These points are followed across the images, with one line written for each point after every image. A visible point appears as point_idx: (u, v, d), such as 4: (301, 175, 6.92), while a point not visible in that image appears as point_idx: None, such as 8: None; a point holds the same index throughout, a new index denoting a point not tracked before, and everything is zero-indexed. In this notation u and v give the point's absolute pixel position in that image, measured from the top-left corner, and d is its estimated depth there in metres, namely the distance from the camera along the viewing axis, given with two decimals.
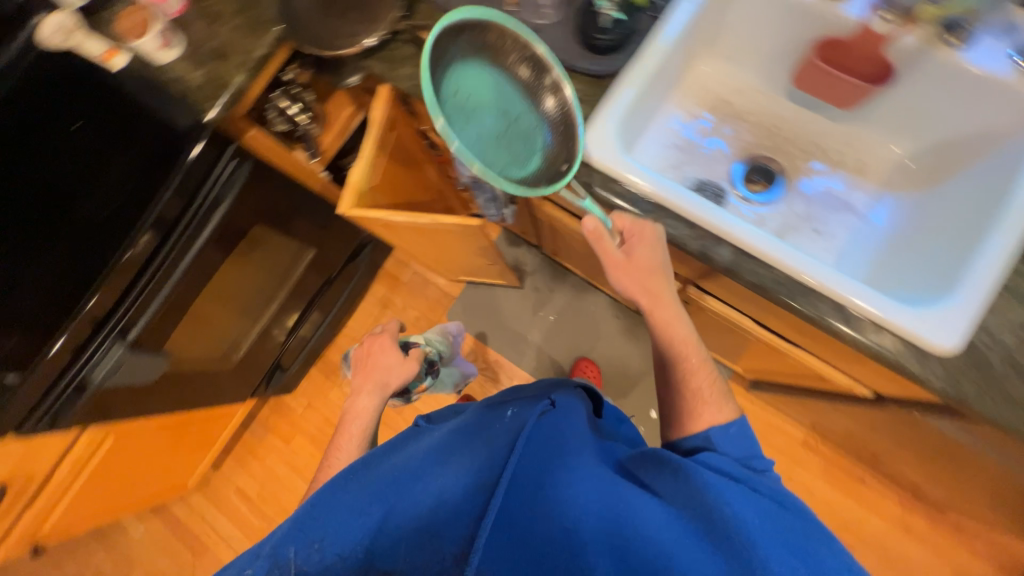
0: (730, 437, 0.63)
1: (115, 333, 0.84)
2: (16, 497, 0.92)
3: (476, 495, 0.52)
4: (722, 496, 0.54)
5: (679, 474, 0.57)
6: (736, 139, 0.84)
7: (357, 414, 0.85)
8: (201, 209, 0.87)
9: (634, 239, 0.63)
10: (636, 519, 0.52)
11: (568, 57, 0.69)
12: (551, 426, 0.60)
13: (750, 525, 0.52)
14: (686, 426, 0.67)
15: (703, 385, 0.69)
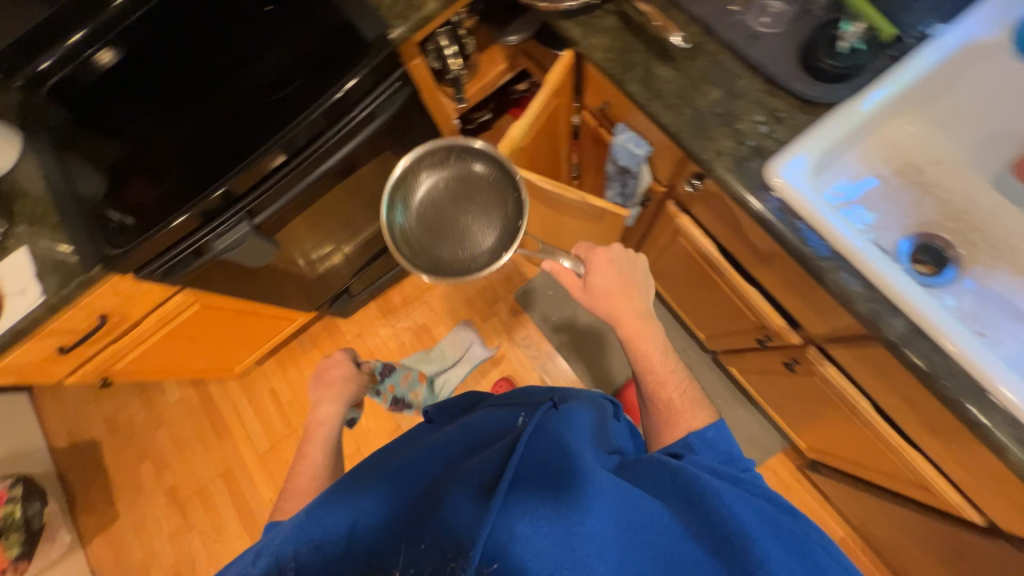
0: (709, 442, 0.63)
1: (244, 212, 0.88)
2: (109, 330, 0.98)
3: (472, 500, 0.41)
4: (716, 491, 0.47)
5: (665, 467, 0.51)
6: (914, 212, 0.77)
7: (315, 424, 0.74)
8: (354, 120, 0.89)
9: (596, 269, 0.75)
10: (654, 522, 0.44)
11: (780, 74, 0.66)
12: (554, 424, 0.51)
13: (745, 518, 0.46)
14: (664, 436, 0.68)
15: (674, 395, 0.70)
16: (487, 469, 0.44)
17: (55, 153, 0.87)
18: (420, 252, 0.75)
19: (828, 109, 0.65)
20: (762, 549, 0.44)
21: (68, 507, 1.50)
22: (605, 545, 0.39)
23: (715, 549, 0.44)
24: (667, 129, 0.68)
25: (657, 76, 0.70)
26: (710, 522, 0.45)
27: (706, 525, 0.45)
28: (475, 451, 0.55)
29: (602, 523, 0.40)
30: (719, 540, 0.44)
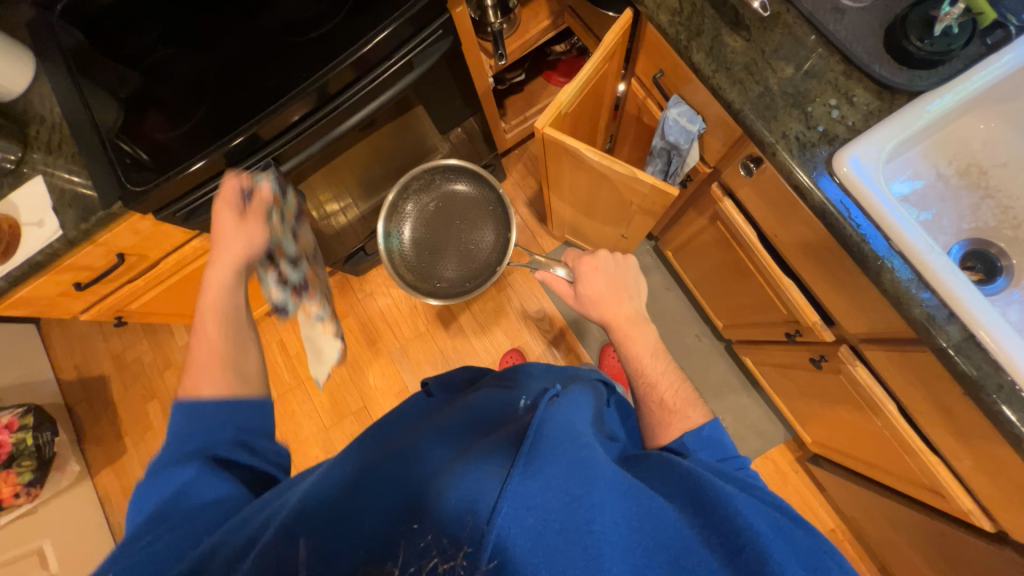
0: (705, 439, 0.60)
1: (271, 158, 0.84)
2: (127, 269, 0.96)
3: (483, 481, 0.41)
4: (727, 496, 0.46)
5: (674, 468, 0.50)
6: (970, 215, 0.73)
7: (211, 292, 0.66)
8: (392, 68, 0.83)
9: (582, 275, 0.76)
10: (662, 523, 0.43)
11: (861, 54, 0.61)
12: (566, 414, 0.51)
13: (759, 526, 0.44)
14: (657, 438, 0.65)
15: (666, 395, 0.67)
16: (498, 454, 0.44)
17: (71, 76, 0.82)
18: (426, 274, 0.91)
19: (906, 98, 0.61)
20: (774, 557, 0.42)
21: (78, 438, 1.53)
22: (614, 539, 0.39)
23: (725, 556, 0.42)
24: (731, 106, 0.64)
25: (726, 45, 0.65)
26: (721, 527, 0.44)
27: (716, 529, 0.44)
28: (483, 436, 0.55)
29: (612, 514, 0.40)
30: (731, 545, 0.43)
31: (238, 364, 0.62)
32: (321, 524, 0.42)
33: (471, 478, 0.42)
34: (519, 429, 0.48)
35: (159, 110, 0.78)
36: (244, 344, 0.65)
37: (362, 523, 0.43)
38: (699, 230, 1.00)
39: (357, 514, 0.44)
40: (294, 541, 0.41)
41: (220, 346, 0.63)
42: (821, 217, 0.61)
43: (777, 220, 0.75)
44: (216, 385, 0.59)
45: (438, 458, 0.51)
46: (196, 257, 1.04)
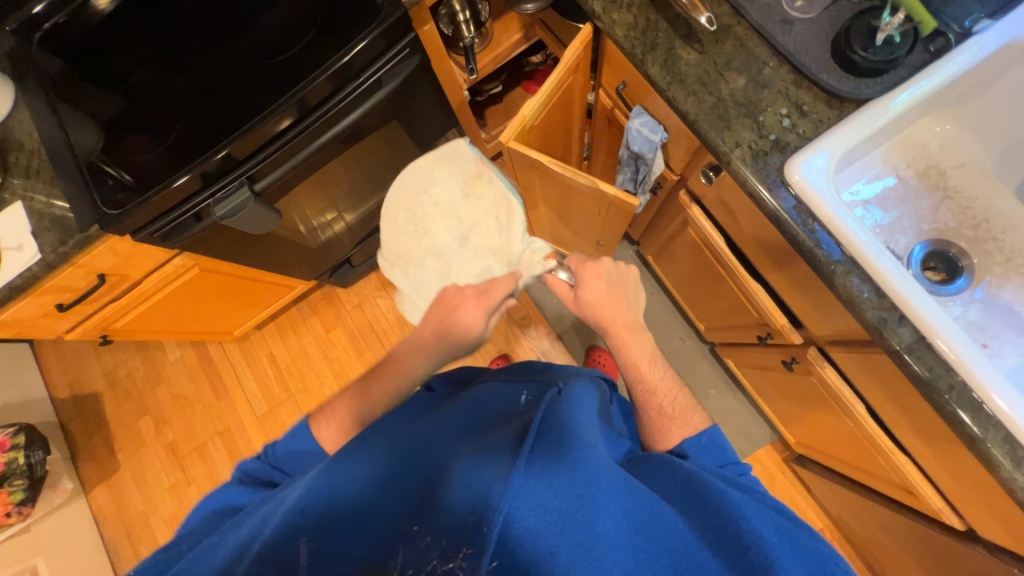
0: (704, 447, 0.59)
1: (246, 177, 0.85)
2: (108, 289, 0.98)
3: (488, 480, 0.42)
4: (730, 500, 0.47)
5: (674, 470, 0.51)
6: (930, 216, 0.74)
7: (394, 373, 0.66)
8: (361, 87, 0.85)
9: (585, 281, 0.72)
10: (665, 525, 0.44)
11: (809, 64, 0.63)
12: (568, 412, 0.52)
13: (762, 528, 0.45)
14: (657, 443, 0.63)
15: (665, 401, 0.65)
16: (499, 454, 0.46)
17: (47, 102, 0.84)
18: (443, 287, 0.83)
19: (855, 105, 0.62)
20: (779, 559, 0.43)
21: (71, 456, 1.54)
22: (614, 540, 0.40)
23: (727, 557, 0.44)
24: (687, 117, 0.65)
25: (680, 58, 0.67)
26: (723, 529, 0.45)
27: (718, 530, 0.45)
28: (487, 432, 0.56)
29: (615, 514, 0.41)
30: (734, 546, 0.44)
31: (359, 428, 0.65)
32: (326, 527, 0.45)
33: (476, 478, 0.43)
34: (522, 428, 0.49)
35: (140, 134, 0.81)
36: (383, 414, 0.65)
37: (368, 521, 0.46)
38: (673, 236, 1.02)
39: (362, 513, 0.47)
40: (296, 542, 0.44)
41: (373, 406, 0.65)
42: (779, 224, 0.62)
43: (741, 226, 0.77)
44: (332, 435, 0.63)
45: (443, 457, 0.52)
46: (178, 275, 1.05)
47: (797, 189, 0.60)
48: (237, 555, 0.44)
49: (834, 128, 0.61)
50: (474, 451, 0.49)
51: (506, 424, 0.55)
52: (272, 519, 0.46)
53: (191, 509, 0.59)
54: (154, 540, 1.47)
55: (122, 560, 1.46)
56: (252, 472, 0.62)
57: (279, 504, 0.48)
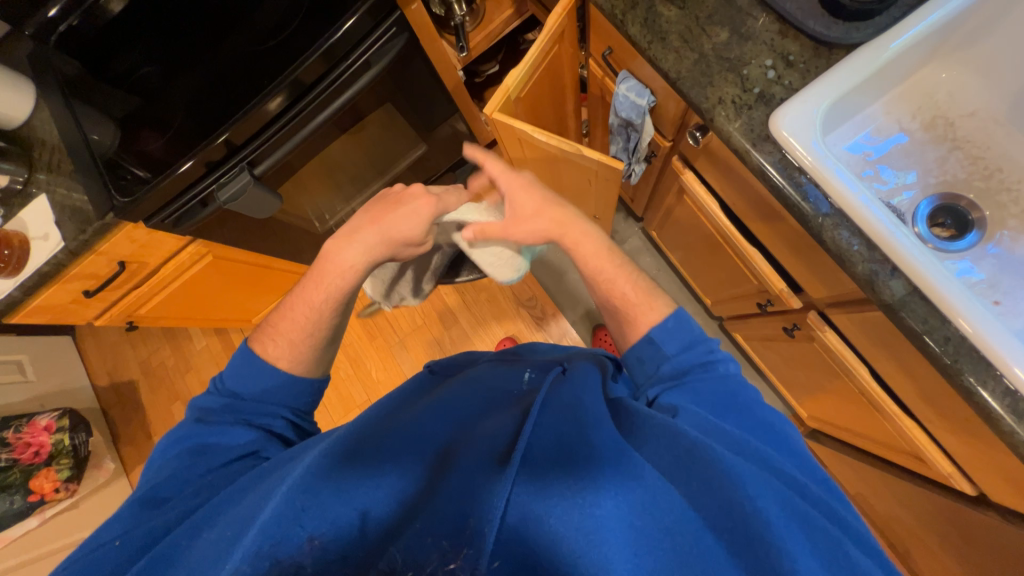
0: (669, 332, 0.55)
1: (246, 163, 0.88)
2: (129, 276, 1.04)
3: (492, 471, 0.40)
4: (736, 475, 0.40)
5: (675, 438, 0.43)
6: (937, 168, 0.70)
7: (340, 273, 0.61)
8: (350, 68, 0.87)
9: (519, 188, 0.67)
10: (665, 506, 0.38)
11: (795, 12, 0.61)
12: (571, 393, 0.49)
13: (767, 508, 0.38)
14: (630, 336, 0.59)
15: (628, 291, 0.60)
16: (499, 442, 0.44)
17: (64, 100, 0.89)
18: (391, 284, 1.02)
19: (845, 52, 0.60)
20: (788, 550, 0.35)
21: (113, 440, 1.64)
22: (614, 527, 0.36)
23: (733, 543, 0.37)
24: (668, 76, 0.64)
25: (661, 15, 0.66)
26: (728, 514, 0.38)
27: (721, 512, 0.38)
28: (486, 410, 0.53)
29: (615, 499, 0.37)
30: (734, 525, 0.37)
31: (318, 353, 0.61)
32: (320, 522, 0.40)
33: (480, 468, 0.41)
34: (523, 412, 0.47)
35: (150, 126, 0.83)
36: (337, 316, 0.62)
37: (366, 516, 0.41)
38: (672, 206, 1.00)
39: (359, 502, 0.41)
40: (298, 539, 0.39)
41: (320, 311, 0.61)
42: (765, 181, 0.60)
43: (734, 191, 0.75)
44: (294, 363, 0.59)
45: (444, 439, 0.49)
46: (194, 263, 1.10)
47: (792, 143, 0.58)
48: (222, 552, 0.39)
49: (820, 78, 0.59)
50: (474, 437, 0.46)
51: (509, 405, 0.52)
52: (255, 519, 0.39)
53: (146, 463, 0.53)
54: None
55: None
56: (213, 407, 0.57)
57: (274, 484, 0.43)
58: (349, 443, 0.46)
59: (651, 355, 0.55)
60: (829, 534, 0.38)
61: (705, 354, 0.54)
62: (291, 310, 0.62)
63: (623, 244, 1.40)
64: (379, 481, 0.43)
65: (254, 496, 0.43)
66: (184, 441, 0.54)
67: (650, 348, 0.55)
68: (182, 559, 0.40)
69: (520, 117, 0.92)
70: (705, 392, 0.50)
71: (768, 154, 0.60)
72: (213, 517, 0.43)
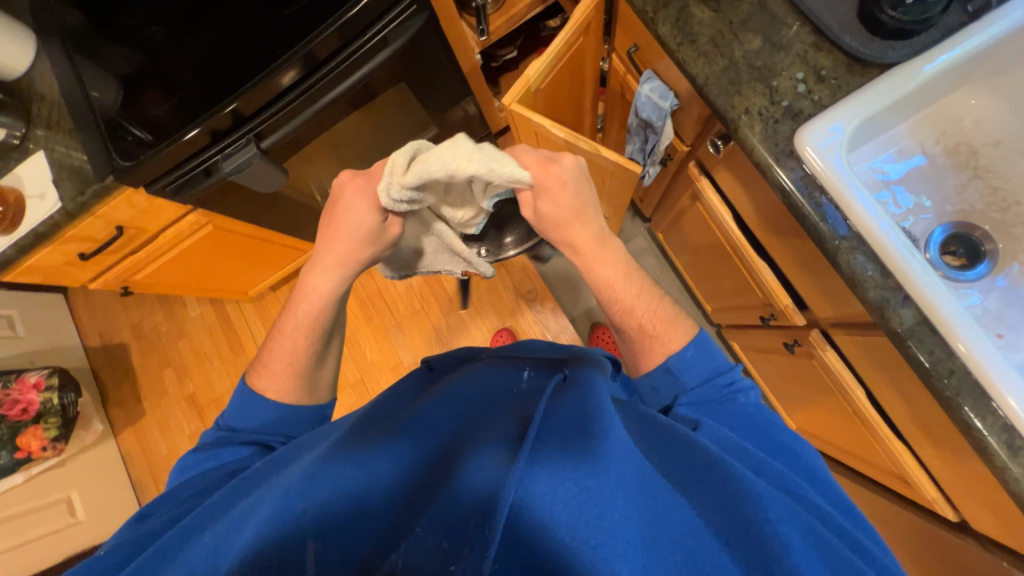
0: (688, 362, 0.56)
1: (252, 135, 0.86)
2: (127, 240, 1.02)
3: (491, 472, 0.39)
4: (755, 494, 0.40)
5: (694, 452, 0.44)
6: (955, 196, 0.69)
7: (307, 297, 0.60)
8: (367, 44, 0.83)
9: (548, 189, 0.54)
10: (671, 518, 0.38)
11: (832, 25, 0.60)
12: (574, 397, 0.47)
13: (788, 535, 0.37)
14: (643, 362, 0.60)
15: (645, 320, 0.59)
16: (502, 440, 0.42)
17: (66, 54, 0.85)
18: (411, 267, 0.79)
19: (879, 71, 0.59)
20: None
21: (102, 400, 1.62)
22: (620, 535, 0.34)
23: (748, 563, 0.36)
24: (695, 80, 0.63)
25: (693, 16, 0.64)
26: (742, 528, 0.38)
27: (736, 527, 0.38)
28: (488, 408, 0.51)
29: (621, 504, 0.36)
30: (750, 546, 0.37)
31: (307, 378, 0.62)
32: (318, 518, 0.39)
33: (478, 469, 0.40)
34: (525, 414, 0.46)
35: (156, 88, 0.80)
36: (317, 344, 0.62)
37: (363, 512, 0.40)
38: (683, 211, 0.99)
39: (358, 500, 0.41)
40: (303, 540, 0.38)
41: (296, 341, 0.61)
42: (784, 197, 0.59)
43: (749, 203, 0.74)
44: (284, 391, 0.61)
45: (445, 438, 0.48)
46: (193, 231, 1.08)
47: (816, 161, 0.57)
48: (219, 554, 0.38)
49: (850, 97, 0.58)
50: (474, 438, 0.45)
51: (510, 405, 0.50)
52: (261, 515, 0.39)
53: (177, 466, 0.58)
54: None
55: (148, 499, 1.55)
56: (209, 440, 0.60)
57: (277, 482, 0.43)
58: (349, 443, 0.46)
59: (668, 384, 0.57)
60: (852, 562, 0.37)
61: (727, 387, 0.56)
62: (273, 343, 0.63)
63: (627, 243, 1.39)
64: (379, 479, 0.42)
65: (253, 498, 0.43)
66: (186, 467, 0.58)
67: (666, 377, 0.57)
68: (176, 558, 0.40)
69: (537, 108, 0.90)
70: (720, 414, 0.53)
71: (790, 171, 0.59)
72: (210, 517, 0.43)
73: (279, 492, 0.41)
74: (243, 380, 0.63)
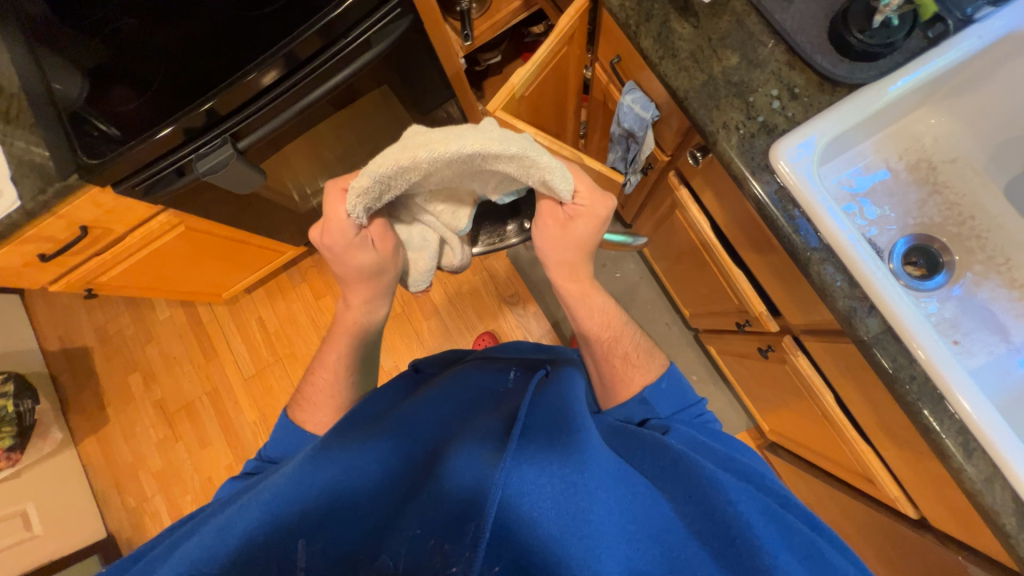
0: (663, 392, 0.59)
1: (228, 134, 0.83)
2: (92, 241, 0.97)
3: (477, 464, 0.39)
4: (719, 484, 0.40)
5: (661, 449, 0.45)
6: (916, 210, 0.73)
7: (347, 330, 0.64)
8: (349, 46, 0.82)
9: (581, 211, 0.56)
10: (650, 518, 0.38)
11: (805, 45, 0.62)
12: (559, 394, 0.48)
13: (747, 511, 0.39)
14: (613, 397, 0.60)
15: (629, 349, 0.63)
16: (489, 436, 0.42)
17: (27, 44, 0.81)
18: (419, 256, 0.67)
19: (847, 90, 0.62)
20: (774, 557, 0.36)
21: (62, 408, 1.54)
22: (606, 530, 0.35)
23: (716, 547, 0.37)
24: (676, 94, 0.65)
25: (673, 31, 0.65)
26: (709, 517, 0.39)
27: (705, 518, 0.39)
28: (475, 405, 0.51)
29: (606, 500, 0.37)
30: (718, 538, 0.38)
31: (325, 408, 0.62)
32: (305, 515, 0.39)
33: (465, 462, 0.39)
34: (511, 411, 0.46)
35: (124, 81, 0.77)
36: (356, 375, 0.65)
37: (347, 510, 0.39)
38: (662, 218, 1.00)
39: (345, 497, 0.40)
40: (293, 541, 0.37)
41: (336, 369, 0.64)
42: (760, 210, 0.61)
43: (726, 215, 0.76)
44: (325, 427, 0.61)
45: (429, 435, 0.47)
46: (164, 232, 1.04)
47: (790, 174, 0.59)
48: (203, 559, 0.37)
49: (821, 113, 0.61)
50: (462, 433, 0.45)
51: (494, 403, 0.50)
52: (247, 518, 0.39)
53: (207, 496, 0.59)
54: (141, 492, 1.48)
55: (112, 510, 1.48)
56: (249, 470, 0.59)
57: (256, 490, 0.43)
58: (334, 441, 0.46)
59: (641, 413, 0.57)
60: (827, 560, 0.38)
61: (699, 419, 0.58)
62: (314, 375, 0.65)
63: (608, 249, 1.41)
64: (365, 476, 0.42)
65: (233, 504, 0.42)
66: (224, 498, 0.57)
67: (642, 407, 0.58)
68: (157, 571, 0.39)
69: (521, 116, 0.91)
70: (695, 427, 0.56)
71: (764, 187, 0.61)
72: (190, 533, 0.42)
73: (262, 497, 0.41)
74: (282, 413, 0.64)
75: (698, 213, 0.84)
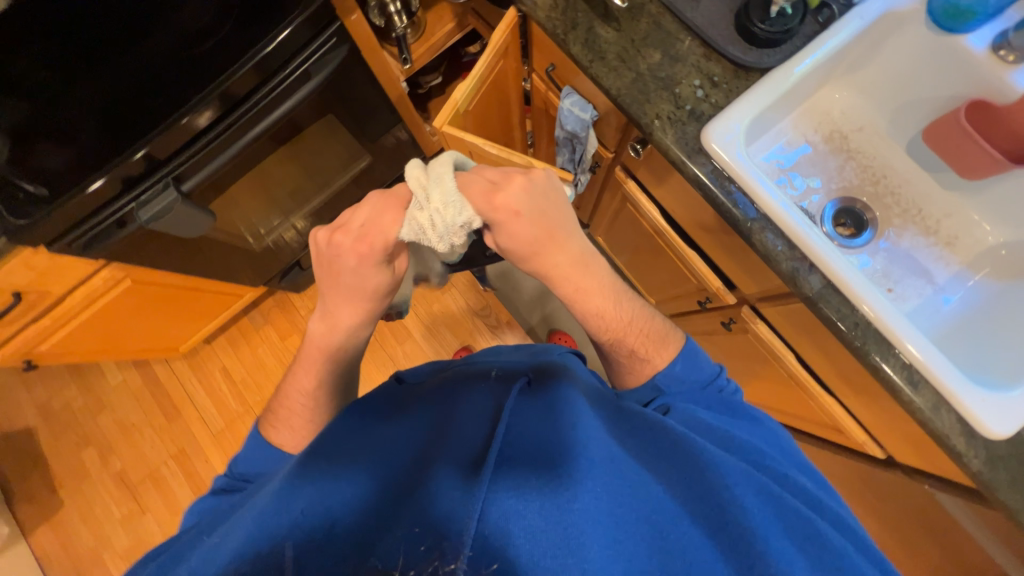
0: (678, 377, 0.60)
1: (169, 178, 0.81)
2: (27, 308, 0.90)
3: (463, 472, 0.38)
4: (720, 470, 0.44)
5: (663, 432, 0.48)
6: (837, 175, 0.80)
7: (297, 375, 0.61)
8: (287, 79, 0.82)
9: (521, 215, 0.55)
10: (643, 495, 0.39)
11: (717, 38, 0.68)
12: (543, 396, 0.48)
13: (744, 496, 0.42)
14: (629, 381, 0.63)
15: (636, 344, 0.61)
16: (475, 442, 0.42)
17: None
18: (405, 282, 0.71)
19: (760, 74, 0.68)
20: (765, 540, 0.39)
21: (7, 499, 1.39)
22: (596, 522, 0.35)
23: (709, 526, 0.40)
24: (610, 92, 0.69)
25: (599, 36, 0.70)
26: (704, 493, 0.41)
27: (699, 498, 0.41)
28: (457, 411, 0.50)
29: (595, 494, 0.36)
30: (711, 510, 0.41)
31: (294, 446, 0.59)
32: (283, 537, 0.37)
33: (452, 470, 0.39)
34: (495, 416, 0.45)
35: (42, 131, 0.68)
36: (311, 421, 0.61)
37: (330, 531, 0.38)
38: (615, 212, 1.05)
39: (327, 518, 0.39)
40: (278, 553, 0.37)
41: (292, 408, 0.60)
42: (701, 190, 0.66)
43: (673, 201, 0.81)
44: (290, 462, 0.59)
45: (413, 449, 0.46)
46: (108, 289, 0.98)
47: (721, 150, 0.64)
48: None
49: (741, 96, 0.67)
50: (446, 442, 0.44)
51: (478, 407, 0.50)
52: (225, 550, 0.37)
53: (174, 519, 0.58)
54: None
55: None
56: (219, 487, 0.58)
57: (238, 520, 0.41)
58: (315, 464, 0.45)
59: (651, 395, 0.60)
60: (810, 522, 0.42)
61: (721, 396, 0.59)
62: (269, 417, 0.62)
63: None
64: (348, 495, 0.41)
65: (216, 535, 0.41)
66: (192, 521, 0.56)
67: (654, 392, 0.60)
68: None
69: (467, 130, 0.93)
70: (699, 398, 0.59)
71: (704, 168, 0.65)
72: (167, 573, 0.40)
73: (248, 521, 0.40)
74: (252, 433, 0.62)
75: (646, 203, 0.89)
